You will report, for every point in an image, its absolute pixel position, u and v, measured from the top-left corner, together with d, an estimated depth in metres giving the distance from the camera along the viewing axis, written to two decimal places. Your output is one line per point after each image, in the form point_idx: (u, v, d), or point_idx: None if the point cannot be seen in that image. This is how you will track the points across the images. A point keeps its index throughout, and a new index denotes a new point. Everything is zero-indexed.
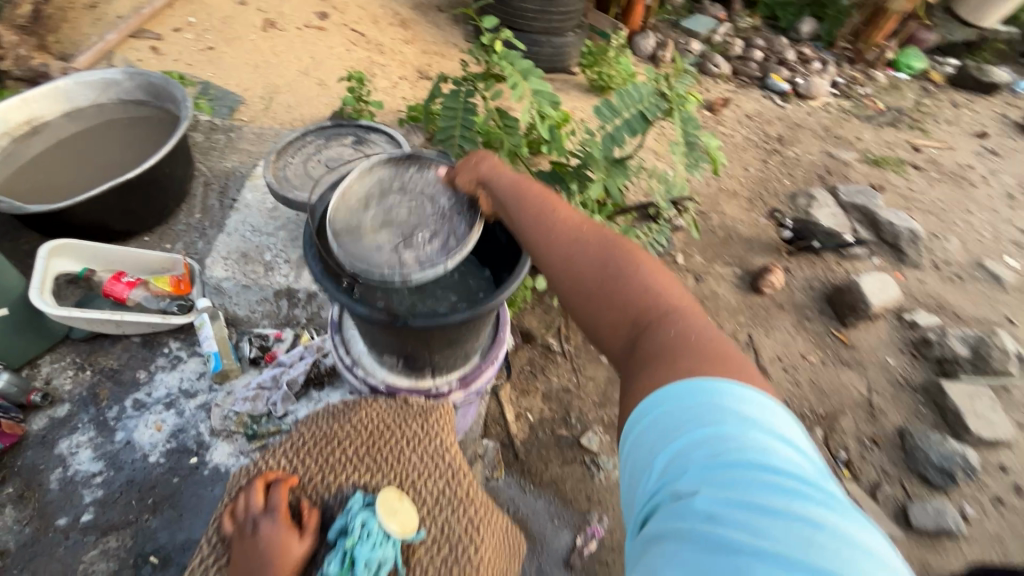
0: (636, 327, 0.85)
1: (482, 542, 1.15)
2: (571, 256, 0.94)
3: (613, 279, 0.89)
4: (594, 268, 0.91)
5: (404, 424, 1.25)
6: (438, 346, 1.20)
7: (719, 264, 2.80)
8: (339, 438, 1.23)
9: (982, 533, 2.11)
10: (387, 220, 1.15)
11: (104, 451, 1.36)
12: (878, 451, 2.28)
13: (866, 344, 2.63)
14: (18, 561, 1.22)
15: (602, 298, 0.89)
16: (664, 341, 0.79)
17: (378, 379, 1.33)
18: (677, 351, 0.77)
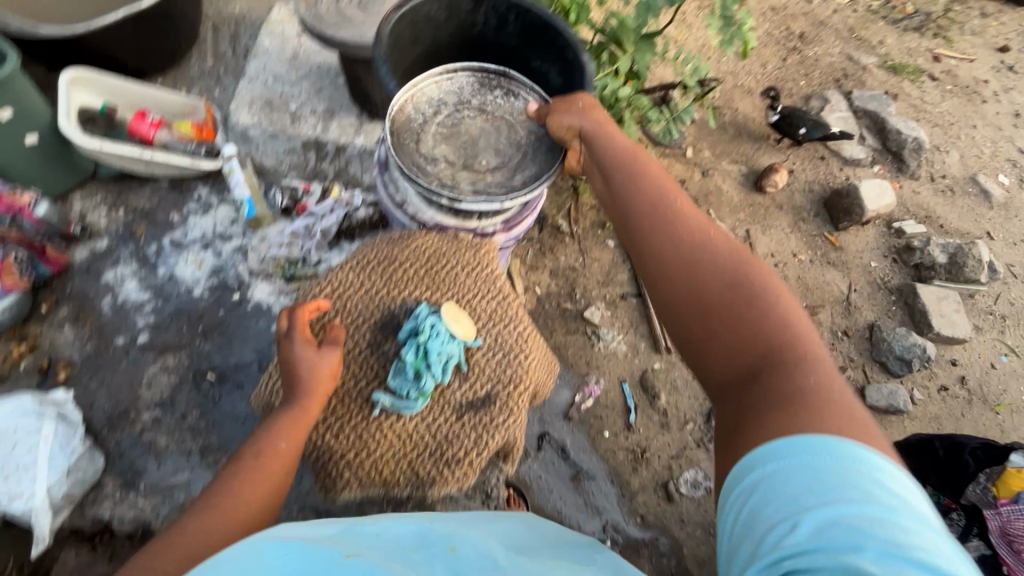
0: (762, 359, 0.92)
1: (529, 351, 1.38)
2: (692, 280, 1.05)
3: (737, 314, 0.99)
4: (714, 297, 1.01)
5: (459, 251, 1.42)
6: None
7: (726, 161, 2.81)
8: (401, 260, 1.41)
9: (923, 413, 2.41)
10: (453, 137, 1.54)
11: (150, 284, 1.55)
12: (846, 342, 2.51)
13: (853, 247, 2.76)
14: (87, 368, 1.47)
15: (725, 325, 0.99)
16: (802, 386, 0.85)
17: (428, 216, 1.44)
18: (810, 395, 0.84)
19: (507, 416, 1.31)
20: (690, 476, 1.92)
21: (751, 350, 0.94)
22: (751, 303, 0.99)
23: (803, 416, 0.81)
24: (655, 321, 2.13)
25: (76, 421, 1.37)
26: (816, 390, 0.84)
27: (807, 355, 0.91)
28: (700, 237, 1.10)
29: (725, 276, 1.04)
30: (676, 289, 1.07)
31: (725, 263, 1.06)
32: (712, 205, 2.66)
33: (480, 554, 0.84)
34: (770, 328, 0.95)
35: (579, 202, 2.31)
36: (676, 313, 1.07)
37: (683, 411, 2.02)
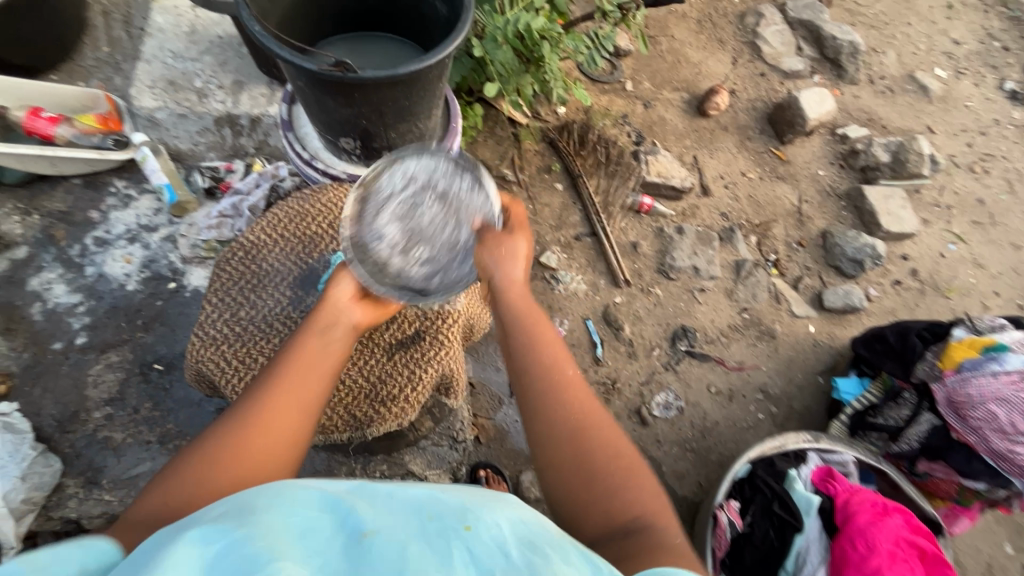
0: (638, 523, 0.82)
1: None
2: (570, 415, 0.90)
3: (611, 470, 0.86)
4: (601, 439, 0.89)
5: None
6: (390, 113, 1.28)
7: (667, 90, 2.78)
8: (312, 214, 1.36)
9: (880, 309, 2.49)
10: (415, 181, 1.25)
11: (79, 285, 1.50)
12: (802, 252, 2.54)
13: (801, 160, 2.79)
14: (27, 378, 1.40)
15: (599, 484, 0.85)
16: (663, 543, 0.79)
17: (338, 171, 1.45)
18: (675, 552, 0.78)
19: (441, 350, 1.34)
20: (661, 398, 2.01)
21: (625, 514, 0.83)
22: (629, 476, 0.86)
23: (658, 558, 0.75)
24: (611, 257, 2.16)
25: (24, 428, 1.31)
26: (680, 548, 0.79)
27: (664, 514, 0.84)
28: (563, 374, 0.95)
29: (595, 430, 0.89)
30: (555, 440, 0.89)
31: (587, 409, 0.91)
32: (657, 135, 2.62)
33: (492, 543, 0.60)
34: (637, 491, 0.85)
35: (521, 149, 2.30)
36: (543, 451, 0.89)
37: (648, 339, 2.09)
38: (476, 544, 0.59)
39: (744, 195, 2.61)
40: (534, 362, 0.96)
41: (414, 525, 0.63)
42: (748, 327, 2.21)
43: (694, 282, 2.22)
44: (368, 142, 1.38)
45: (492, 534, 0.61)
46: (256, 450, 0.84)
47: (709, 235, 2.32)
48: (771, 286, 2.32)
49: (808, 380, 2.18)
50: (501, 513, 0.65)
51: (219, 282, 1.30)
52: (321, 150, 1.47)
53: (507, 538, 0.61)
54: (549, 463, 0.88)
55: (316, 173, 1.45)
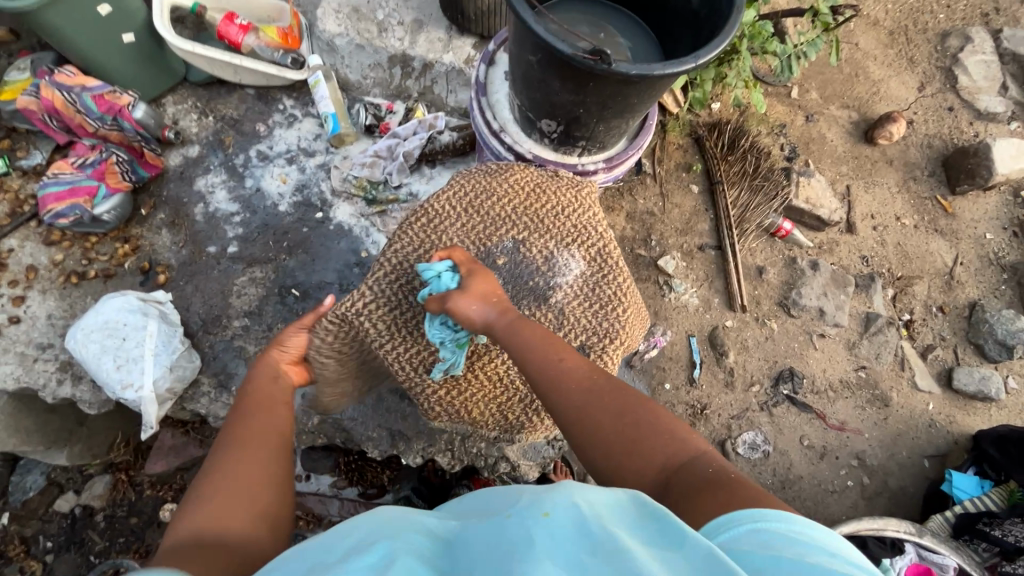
0: (668, 470, 0.87)
1: (627, 304, 1.30)
2: (586, 405, 0.99)
3: (647, 432, 0.93)
4: (614, 415, 0.97)
5: (559, 188, 1.35)
6: (610, 109, 1.19)
7: (835, 105, 2.49)
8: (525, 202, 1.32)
9: (1016, 403, 2.21)
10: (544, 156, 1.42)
11: (238, 195, 1.55)
12: (941, 319, 2.27)
13: (968, 215, 2.46)
14: (182, 274, 1.49)
15: (627, 442, 0.93)
16: (704, 477, 0.82)
17: (526, 148, 1.39)
18: (724, 481, 0.80)
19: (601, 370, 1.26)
20: (748, 437, 1.90)
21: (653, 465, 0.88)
22: (649, 435, 0.93)
23: (710, 493, 0.77)
24: (733, 277, 2.02)
25: (175, 322, 1.40)
26: (714, 477, 0.81)
27: (692, 447, 0.90)
28: (562, 359, 1.06)
29: (595, 382, 1.02)
30: (575, 417, 0.99)
31: (593, 383, 1.02)
32: (812, 154, 2.37)
33: (574, 522, 0.62)
34: (666, 442, 0.91)
35: (664, 140, 2.15)
36: (581, 445, 0.97)
37: (751, 372, 1.96)
38: (556, 530, 0.62)
39: (891, 242, 2.34)
40: (546, 379, 1.04)
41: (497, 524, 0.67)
42: (862, 387, 2.03)
43: (816, 325, 2.04)
44: (569, 129, 1.30)
45: (570, 516, 0.63)
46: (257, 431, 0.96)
47: (845, 278, 2.12)
48: (898, 349, 2.11)
49: (913, 460, 1.99)
50: (560, 491, 0.68)
51: (399, 243, 1.27)
52: (513, 122, 1.41)
53: (585, 513, 0.64)
54: (569, 423, 0.99)
55: (502, 147, 1.40)
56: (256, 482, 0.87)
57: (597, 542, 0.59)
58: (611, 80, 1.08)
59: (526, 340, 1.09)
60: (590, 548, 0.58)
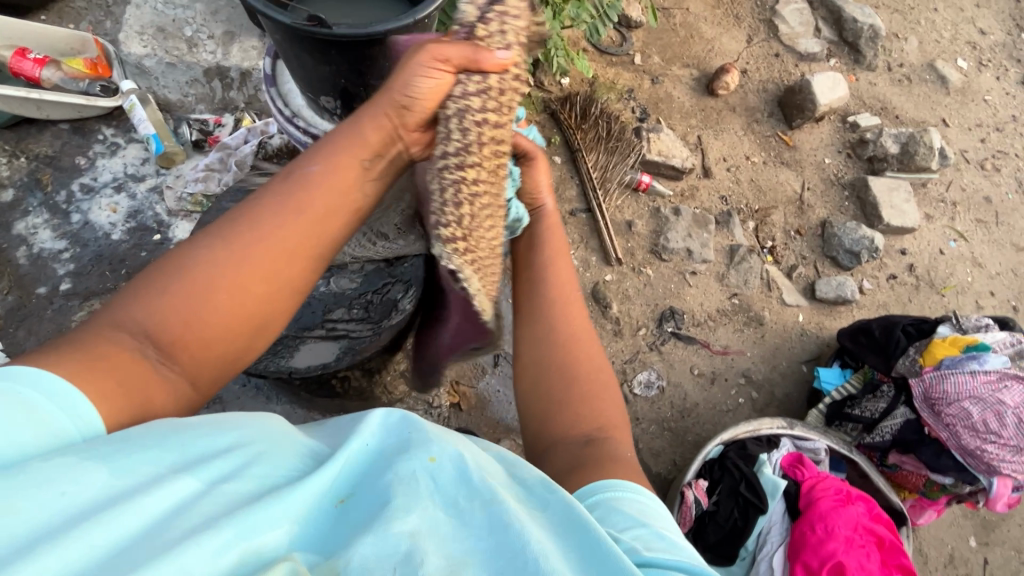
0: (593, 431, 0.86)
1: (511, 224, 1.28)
2: (566, 338, 0.93)
3: (596, 386, 0.91)
4: (579, 356, 0.92)
5: None
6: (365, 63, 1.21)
7: (677, 65, 2.70)
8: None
9: (872, 302, 2.48)
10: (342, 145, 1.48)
11: (64, 232, 1.47)
12: (800, 241, 2.52)
13: (808, 146, 2.74)
14: (10, 322, 1.37)
15: (575, 394, 0.89)
16: (618, 454, 0.84)
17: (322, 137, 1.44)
18: (625, 463, 0.82)
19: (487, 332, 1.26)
20: (643, 377, 2.03)
21: (584, 423, 0.87)
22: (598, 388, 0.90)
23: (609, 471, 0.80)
24: (605, 234, 2.15)
25: (8, 368, 1.31)
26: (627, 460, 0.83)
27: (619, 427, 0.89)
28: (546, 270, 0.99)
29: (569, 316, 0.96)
30: (536, 340, 0.93)
31: (580, 328, 0.95)
32: (662, 112, 2.56)
33: (456, 477, 0.66)
34: (598, 406, 0.89)
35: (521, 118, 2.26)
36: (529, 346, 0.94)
37: (635, 318, 2.10)
38: (438, 475, 0.66)
39: (745, 180, 2.57)
40: (542, 287, 0.96)
41: (383, 460, 0.66)
42: (736, 312, 2.21)
43: (687, 264, 2.21)
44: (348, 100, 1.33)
45: (454, 464, 0.67)
46: (228, 289, 0.69)
47: (706, 218, 2.31)
48: (763, 273, 2.32)
49: (791, 368, 2.20)
50: (447, 440, 0.70)
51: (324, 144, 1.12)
52: (304, 108, 1.39)
53: (468, 467, 0.68)
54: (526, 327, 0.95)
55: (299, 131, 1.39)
56: (226, 328, 0.68)
57: (477, 496, 0.65)
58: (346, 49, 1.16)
59: (551, 254, 1.00)
60: (469, 493, 0.65)
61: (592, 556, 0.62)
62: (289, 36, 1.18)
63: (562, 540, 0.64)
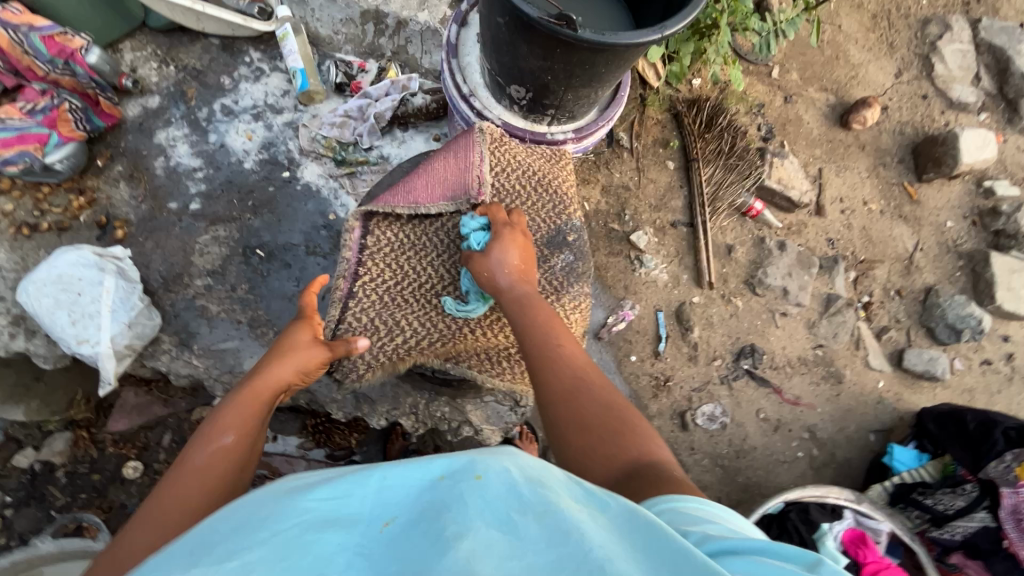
0: (631, 464, 0.82)
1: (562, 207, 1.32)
2: (574, 395, 0.94)
3: (618, 425, 0.89)
4: (593, 410, 0.92)
5: (531, 155, 1.33)
6: (579, 77, 1.15)
7: (814, 87, 2.50)
8: (528, 168, 1.33)
9: (958, 384, 2.33)
10: (513, 125, 1.39)
11: (201, 150, 1.48)
12: (898, 302, 2.37)
13: (932, 203, 2.53)
14: (141, 230, 1.41)
15: (595, 438, 0.88)
16: (666, 475, 0.78)
17: (495, 115, 1.36)
18: (680, 485, 0.76)
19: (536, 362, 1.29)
20: (708, 410, 1.97)
21: (620, 460, 0.83)
22: (621, 433, 0.87)
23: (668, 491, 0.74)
24: (702, 254, 2.06)
25: (135, 277, 1.31)
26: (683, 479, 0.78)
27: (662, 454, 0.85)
28: (560, 348, 1.03)
29: (586, 375, 0.98)
30: (557, 399, 0.95)
31: (583, 375, 0.98)
32: (788, 135, 2.39)
33: (504, 488, 0.63)
34: (631, 438, 0.86)
35: (643, 115, 2.14)
36: (557, 414, 0.93)
37: (713, 347, 2.03)
38: (490, 491, 0.63)
39: (857, 226, 2.40)
40: (538, 355, 1.02)
41: (427, 489, 0.67)
42: (817, 364, 2.11)
43: (779, 304, 2.11)
44: (540, 97, 1.27)
45: (502, 479, 0.65)
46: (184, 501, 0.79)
47: (810, 260, 2.18)
48: (855, 330, 2.19)
49: (859, 435, 2.10)
50: (493, 457, 0.69)
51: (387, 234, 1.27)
52: (482, 86, 1.37)
53: (517, 480, 0.65)
54: (555, 402, 0.95)
55: (473, 113, 1.37)
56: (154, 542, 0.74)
57: (529, 509, 0.61)
58: (575, 51, 1.06)
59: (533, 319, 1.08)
60: (522, 505, 0.61)
61: (658, 554, 0.55)
62: (512, 17, 1.08)
63: (622, 542, 0.58)
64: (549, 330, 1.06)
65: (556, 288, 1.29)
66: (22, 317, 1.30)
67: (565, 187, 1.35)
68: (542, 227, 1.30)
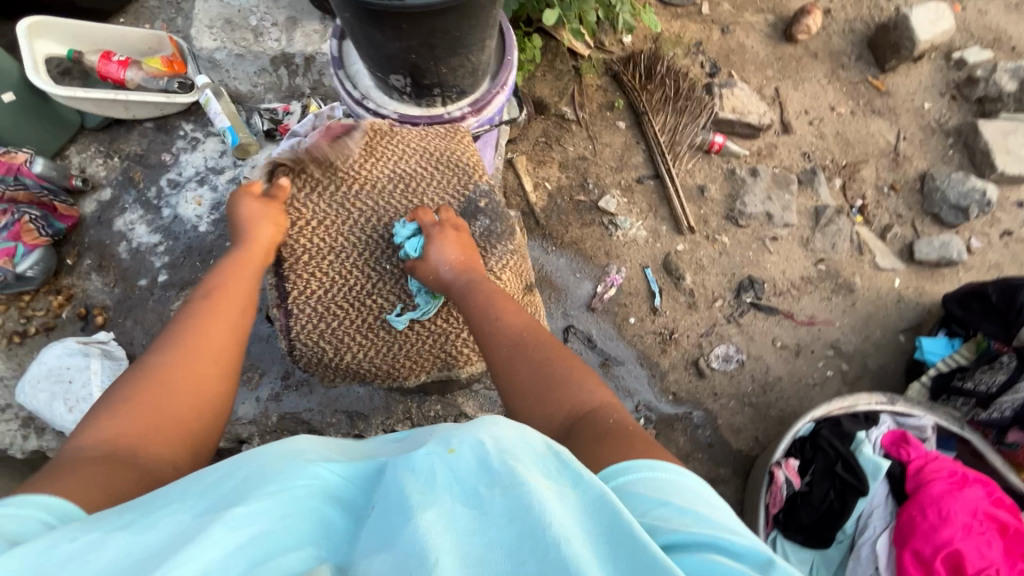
0: (573, 417, 0.87)
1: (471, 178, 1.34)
2: (514, 361, 0.99)
3: (557, 382, 0.93)
4: (532, 370, 0.97)
5: (427, 139, 1.34)
6: (441, 48, 1.12)
7: (750, 12, 2.47)
8: (426, 151, 1.34)
9: (982, 263, 2.22)
10: (410, 116, 1.38)
11: (157, 226, 1.56)
12: (894, 197, 2.28)
13: (903, 90, 2.45)
14: (119, 312, 1.49)
15: (537, 393, 0.93)
16: (604, 426, 0.82)
17: (389, 111, 1.36)
18: (616, 433, 0.80)
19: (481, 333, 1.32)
20: (721, 351, 1.93)
21: (560, 416, 0.88)
22: (560, 389, 0.92)
23: (606, 442, 0.77)
24: (675, 201, 2.04)
25: (120, 354, 1.40)
26: (619, 428, 0.81)
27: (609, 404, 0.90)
28: (498, 320, 1.08)
29: (526, 340, 1.03)
30: (502, 365, 1.00)
31: (523, 339, 1.03)
32: (734, 65, 2.37)
33: (478, 464, 0.60)
34: (572, 392, 0.91)
35: (582, 84, 2.16)
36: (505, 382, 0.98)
37: (711, 289, 1.99)
38: (463, 465, 0.61)
39: (830, 133, 2.34)
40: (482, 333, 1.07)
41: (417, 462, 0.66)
42: (823, 279, 2.05)
43: (767, 230, 2.06)
44: (418, 80, 1.23)
45: (478, 453, 0.61)
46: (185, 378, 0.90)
47: (787, 178, 2.13)
48: (853, 235, 2.12)
49: (887, 338, 2.02)
50: (474, 427, 0.65)
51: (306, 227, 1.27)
52: (372, 87, 1.37)
53: (496, 452, 0.61)
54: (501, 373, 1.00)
55: (370, 113, 1.37)
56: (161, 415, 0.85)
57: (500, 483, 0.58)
58: (417, 24, 1.02)
59: (474, 302, 1.12)
60: (493, 478, 0.58)
61: (615, 542, 0.53)
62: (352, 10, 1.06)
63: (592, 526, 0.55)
64: (489, 305, 1.11)
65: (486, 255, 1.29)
66: (30, 417, 1.41)
67: (467, 156, 1.35)
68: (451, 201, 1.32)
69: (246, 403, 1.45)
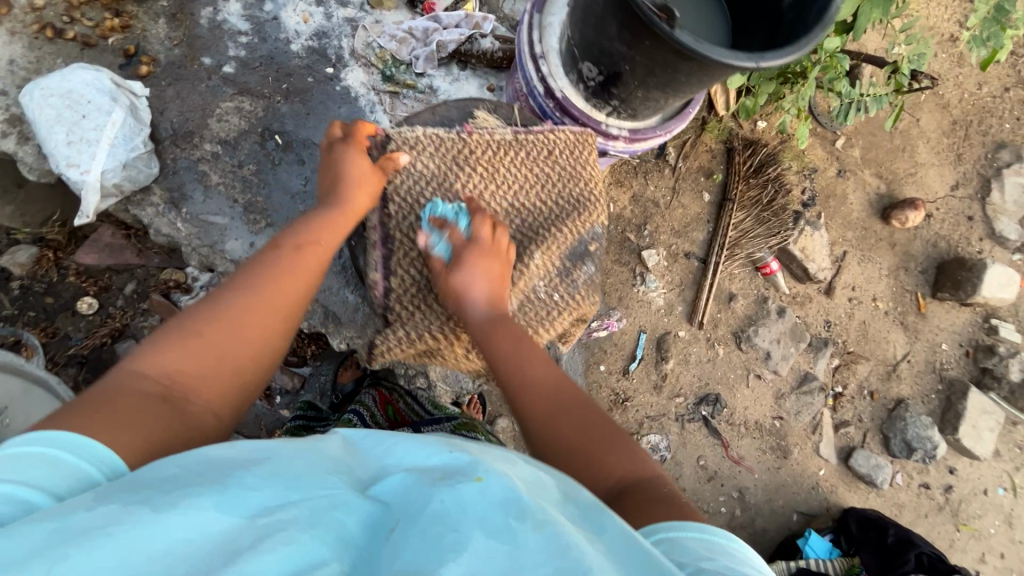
0: (621, 484, 0.86)
1: (591, 213, 1.33)
2: (555, 420, 0.97)
3: (606, 439, 0.93)
4: (574, 427, 0.95)
5: (555, 160, 1.33)
6: (656, 77, 1.18)
7: (869, 170, 2.44)
8: (544, 180, 1.32)
9: (891, 496, 2.37)
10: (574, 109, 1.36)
11: (252, 15, 1.42)
12: (867, 403, 2.38)
13: (936, 321, 2.52)
14: (167, 75, 1.37)
15: (580, 461, 0.91)
16: (656, 492, 0.83)
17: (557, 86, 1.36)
18: (669, 498, 0.82)
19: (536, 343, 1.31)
20: (653, 439, 1.99)
21: (605, 481, 0.87)
22: (598, 453, 0.91)
23: (658, 508, 0.79)
24: (703, 293, 2.04)
25: (145, 120, 1.30)
26: (668, 493, 0.83)
27: (647, 467, 0.89)
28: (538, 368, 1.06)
29: (562, 395, 1.01)
30: (543, 426, 0.97)
31: (559, 395, 1.01)
32: (828, 208, 2.36)
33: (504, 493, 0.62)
34: (617, 458, 0.90)
35: (698, 138, 2.09)
36: (544, 459, 0.94)
37: (681, 383, 2.03)
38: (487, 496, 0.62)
39: (858, 318, 2.39)
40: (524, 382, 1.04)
41: (423, 485, 0.65)
42: (770, 434, 2.14)
43: (757, 365, 2.11)
44: (609, 83, 1.28)
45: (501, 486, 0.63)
46: (249, 335, 0.91)
47: (801, 333, 2.18)
48: (817, 414, 2.21)
49: (783, 511, 2.14)
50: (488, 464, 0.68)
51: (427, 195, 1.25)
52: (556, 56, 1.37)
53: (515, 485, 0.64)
54: (538, 448, 0.96)
55: (539, 77, 1.35)
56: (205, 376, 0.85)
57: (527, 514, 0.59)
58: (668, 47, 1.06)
59: (500, 340, 1.11)
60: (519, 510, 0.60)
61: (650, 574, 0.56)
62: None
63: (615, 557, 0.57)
64: (522, 345, 1.10)
65: (576, 301, 1.31)
66: (19, 119, 1.28)
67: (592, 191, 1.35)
68: (567, 237, 1.29)
69: (238, 242, 1.33)
